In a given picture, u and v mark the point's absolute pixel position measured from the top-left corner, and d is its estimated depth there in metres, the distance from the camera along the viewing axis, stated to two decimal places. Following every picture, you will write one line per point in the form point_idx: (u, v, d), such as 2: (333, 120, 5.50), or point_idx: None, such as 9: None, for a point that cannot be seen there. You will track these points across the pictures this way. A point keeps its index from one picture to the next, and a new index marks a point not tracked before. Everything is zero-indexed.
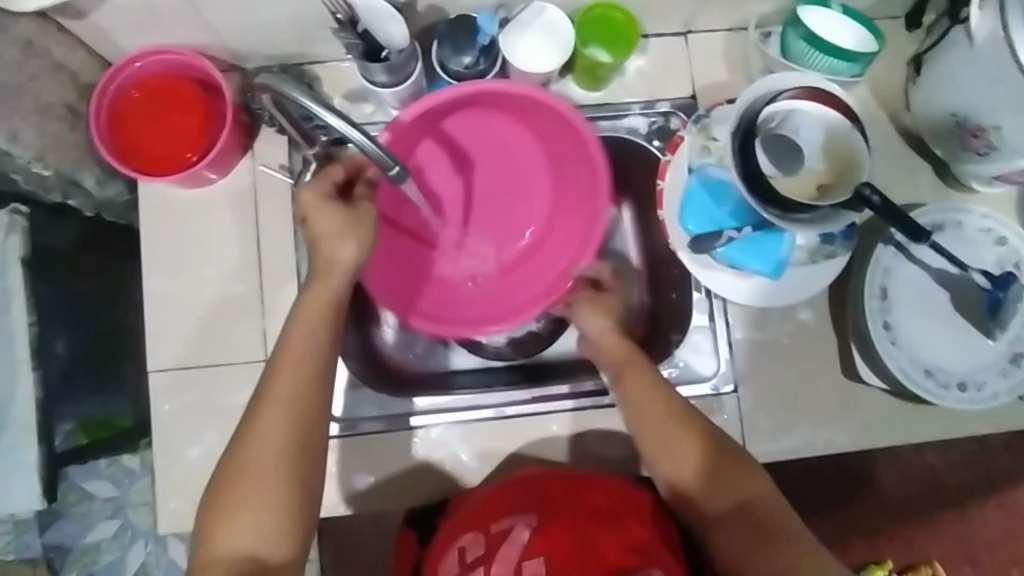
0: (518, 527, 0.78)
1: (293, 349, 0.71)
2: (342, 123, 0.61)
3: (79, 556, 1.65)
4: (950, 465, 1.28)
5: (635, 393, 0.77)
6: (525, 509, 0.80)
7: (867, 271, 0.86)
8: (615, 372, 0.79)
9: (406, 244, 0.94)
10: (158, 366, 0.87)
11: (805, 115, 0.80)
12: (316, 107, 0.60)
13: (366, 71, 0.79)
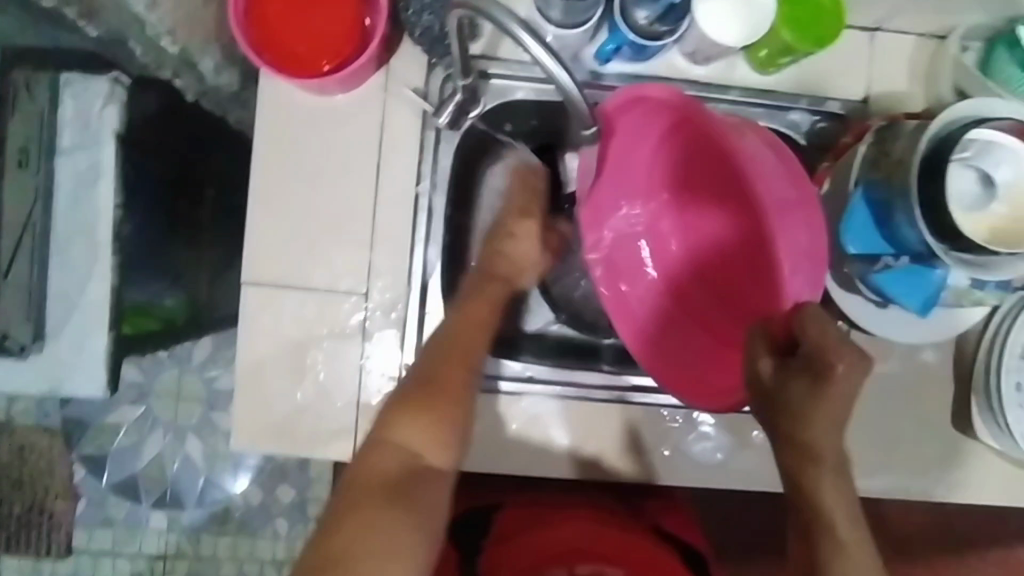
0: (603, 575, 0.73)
1: (454, 334, 0.69)
2: (555, 61, 0.60)
3: (96, 434, 1.64)
4: (963, 511, 1.32)
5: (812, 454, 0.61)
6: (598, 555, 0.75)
7: (1013, 327, 0.81)
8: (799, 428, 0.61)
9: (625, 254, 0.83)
10: (253, 278, 0.82)
11: (1006, 151, 0.74)
12: (528, 38, 0.59)
13: (543, 2, 0.78)
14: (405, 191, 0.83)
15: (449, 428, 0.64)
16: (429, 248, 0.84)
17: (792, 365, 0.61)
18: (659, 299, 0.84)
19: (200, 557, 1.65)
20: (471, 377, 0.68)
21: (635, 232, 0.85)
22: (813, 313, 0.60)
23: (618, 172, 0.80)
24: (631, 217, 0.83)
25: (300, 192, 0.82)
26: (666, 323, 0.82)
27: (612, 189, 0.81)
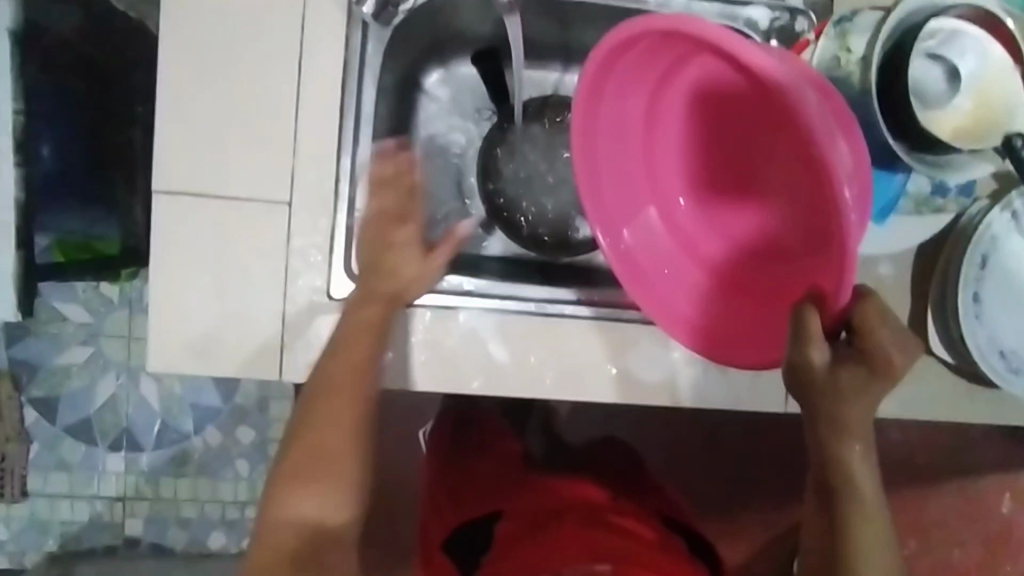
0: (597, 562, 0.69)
1: (332, 367, 0.72)
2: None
3: (46, 376, 1.58)
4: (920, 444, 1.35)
5: (850, 424, 0.67)
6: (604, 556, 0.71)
7: (973, 238, 0.77)
8: (833, 406, 0.67)
9: (629, 199, 0.79)
10: (166, 185, 0.75)
11: (972, 40, 0.69)
12: None
13: None
14: (333, 90, 0.76)
15: (351, 411, 0.73)
16: (359, 155, 0.78)
17: (845, 353, 0.67)
18: (678, 244, 0.79)
19: (161, 499, 1.63)
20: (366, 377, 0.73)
21: (640, 181, 0.79)
22: (873, 303, 0.65)
23: (610, 130, 0.76)
24: (635, 174, 0.79)
25: (215, 89, 0.74)
26: (689, 272, 0.78)
27: (603, 146, 0.76)
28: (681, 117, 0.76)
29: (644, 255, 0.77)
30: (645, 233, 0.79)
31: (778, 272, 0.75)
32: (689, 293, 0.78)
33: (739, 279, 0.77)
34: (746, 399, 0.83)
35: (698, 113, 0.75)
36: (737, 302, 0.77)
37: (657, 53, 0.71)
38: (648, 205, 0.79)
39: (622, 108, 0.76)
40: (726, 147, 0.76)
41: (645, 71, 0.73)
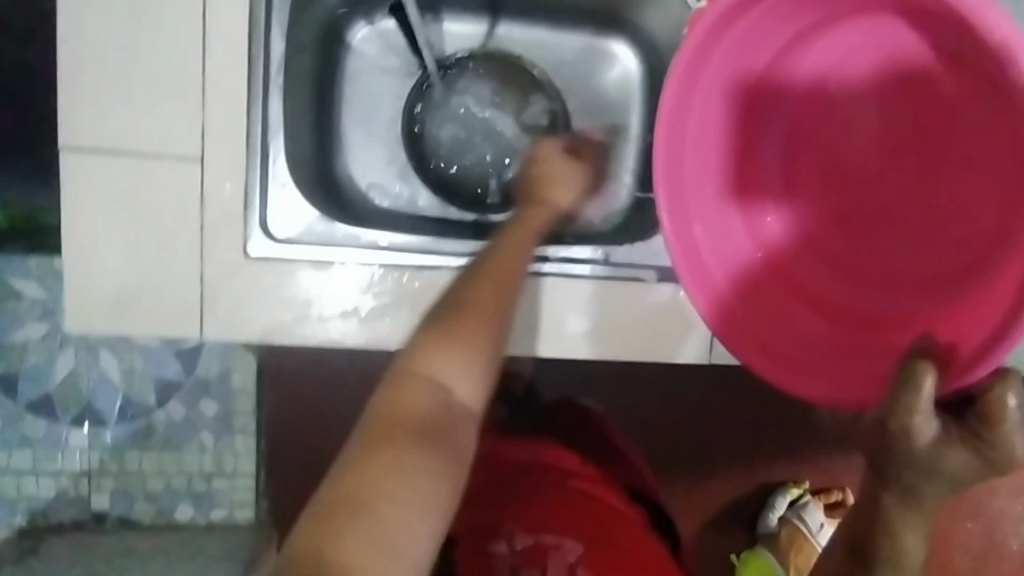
0: (563, 549, 0.72)
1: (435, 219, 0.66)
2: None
3: (5, 353, 1.58)
4: None
5: (928, 503, 0.52)
6: (571, 534, 0.74)
7: None
8: (910, 487, 0.52)
9: (709, 189, 0.68)
10: (72, 142, 0.74)
11: None
12: None
13: None
14: (240, 40, 0.75)
15: (479, 337, 0.57)
16: (270, 109, 0.77)
17: (957, 434, 0.52)
18: (754, 256, 0.69)
19: (126, 473, 1.62)
20: (509, 293, 0.61)
21: (724, 173, 0.69)
22: (1013, 387, 0.50)
23: (711, 97, 0.65)
24: (723, 163, 0.69)
25: (117, 42, 0.73)
26: (761, 289, 0.68)
27: (700, 114, 0.66)
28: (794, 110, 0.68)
29: (712, 264, 0.67)
30: (720, 234, 0.68)
31: (871, 305, 0.67)
32: (767, 312, 0.67)
33: (824, 304, 0.68)
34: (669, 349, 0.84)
35: (820, 109, 0.67)
36: (817, 331, 0.67)
37: (809, 7, 0.62)
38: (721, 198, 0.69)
39: (734, 73, 0.65)
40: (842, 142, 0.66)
41: (784, 26, 0.63)
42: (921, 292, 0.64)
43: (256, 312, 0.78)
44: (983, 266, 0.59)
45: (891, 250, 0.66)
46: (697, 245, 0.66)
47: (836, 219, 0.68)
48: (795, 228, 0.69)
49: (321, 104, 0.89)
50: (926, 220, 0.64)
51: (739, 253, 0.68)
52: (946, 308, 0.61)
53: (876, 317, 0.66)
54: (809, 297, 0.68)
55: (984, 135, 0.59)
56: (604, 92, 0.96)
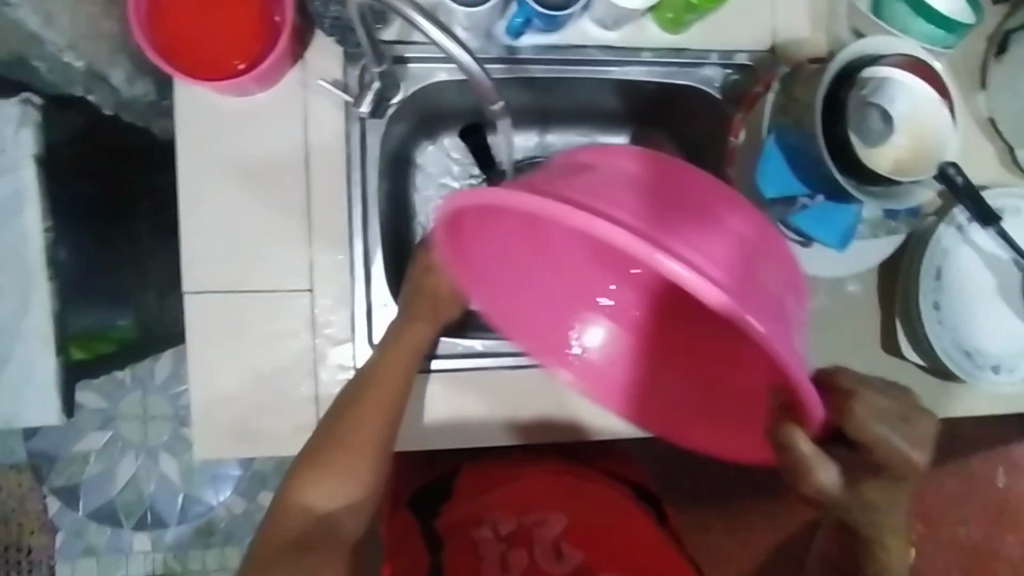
0: (550, 523, 0.90)
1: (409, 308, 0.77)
2: (456, 45, 0.61)
3: (67, 465, 1.59)
4: None
5: (886, 501, 0.63)
6: (554, 509, 0.91)
7: (927, 251, 0.86)
8: (854, 502, 0.63)
9: (559, 308, 0.73)
10: (198, 286, 0.82)
11: (902, 86, 0.77)
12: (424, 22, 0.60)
13: None
14: (340, 182, 0.83)
15: (370, 436, 0.75)
16: (368, 239, 0.85)
17: (843, 458, 0.63)
18: (623, 340, 0.74)
19: (189, 573, 1.62)
20: (415, 362, 0.77)
21: (563, 307, 0.73)
22: (864, 393, 0.61)
23: (491, 270, 0.68)
24: (562, 292, 0.72)
25: (234, 195, 0.82)
26: (656, 369, 0.73)
27: (512, 282, 0.70)
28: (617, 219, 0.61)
29: (607, 369, 0.73)
30: (601, 342, 0.73)
31: (719, 348, 0.69)
32: (661, 396, 0.72)
33: (691, 351, 0.71)
34: None
35: (588, 228, 0.67)
36: (694, 377, 0.71)
37: (492, 218, 0.64)
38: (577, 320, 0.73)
39: (508, 246, 0.67)
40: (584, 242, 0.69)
41: (467, 237, 0.64)
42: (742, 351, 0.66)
43: None
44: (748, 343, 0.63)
45: (664, 309, 0.73)
46: (586, 360, 0.73)
47: (668, 294, 0.73)
48: (631, 284, 0.73)
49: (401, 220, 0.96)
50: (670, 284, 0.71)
51: (613, 350, 0.73)
52: (745, 349, 0.65)
53: (753, 382, 0.66)
54: (686, 351, 0.72)
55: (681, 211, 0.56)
56: None
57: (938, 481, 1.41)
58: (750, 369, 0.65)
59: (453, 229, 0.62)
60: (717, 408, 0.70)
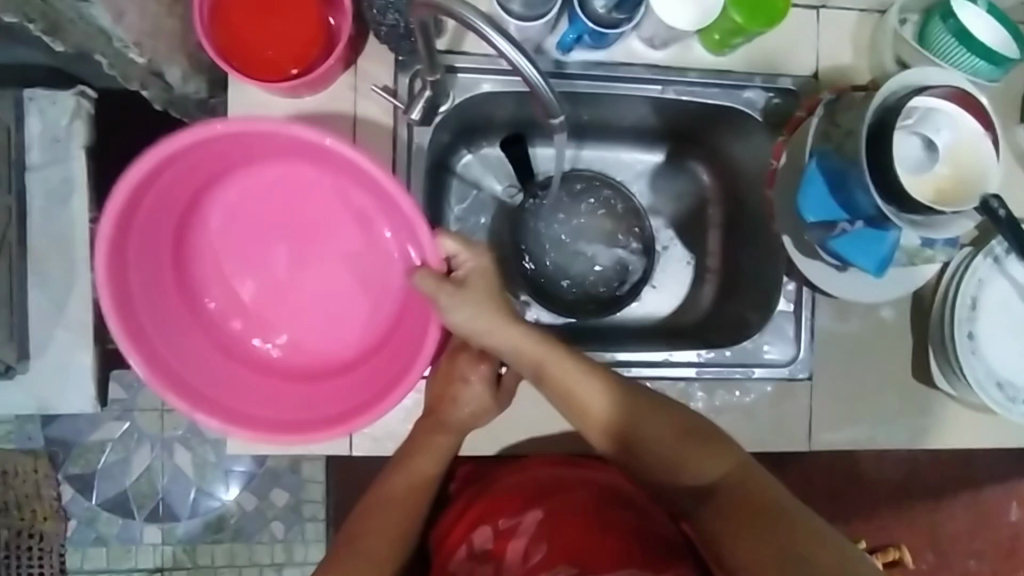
0: (526, 521, 0.80)
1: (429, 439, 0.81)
2: (522, 57, 0.62)
3: (82, 454, 1.59)
4: (932, 460, 1.38)
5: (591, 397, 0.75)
6: (534, 506, 0.82)
7: (962, 281, 0.87)
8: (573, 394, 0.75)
9: (303, 405, 0.80)
10: (241, 283, 0.83)
11: (947, 116, 0.78)
12: (490, 32, 0.60)
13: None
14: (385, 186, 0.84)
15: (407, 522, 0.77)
16: None
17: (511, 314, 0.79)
18: (261, 381, 0.81)
19: (197, 568, 1.61)
20: (439, 463, 0.80)
21: (155, 304, 0.78)
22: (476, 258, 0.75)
23: (142, 253, 0.75)
24: (158, 278, 0.78)
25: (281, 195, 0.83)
26: (315, 398, 0.81)
27: (134, 267, 0.75)
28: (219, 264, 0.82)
29: (275, 419, 0.77)
30: (208, 387, 0.78)
31: (317, 390, 0.82)
32: (332, 394, 0.81)
33: (347, 376, 0.82)
34: (776, 442, 0.90)
35: (198, 211, 0.81)
36: (295, 388, 0.82)
37: (175, 193, 0.76)
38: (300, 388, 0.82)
39: (152, 217, 0.75)
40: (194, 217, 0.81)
41: (247, 237, 0.82)
42: (361, 352, 0.83)
43: (397, 426, 0.85)
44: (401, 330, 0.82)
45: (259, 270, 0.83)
46: (232, 416, 0.76)
47: (226, 255, 0.82)
48: (223, 263, 0.82)
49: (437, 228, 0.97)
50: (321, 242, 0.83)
51: (315, 411, 0.79)
52: (368, 361, 0.82)
53: (353, 383, 0.81)
54: (326, 390, 0.82)
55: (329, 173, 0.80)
56: (685, 201, 1.06)
57: (951, 511, 1.39)
58: (388, 362, 0.80)
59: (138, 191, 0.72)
60: (311, 401, 0.81)
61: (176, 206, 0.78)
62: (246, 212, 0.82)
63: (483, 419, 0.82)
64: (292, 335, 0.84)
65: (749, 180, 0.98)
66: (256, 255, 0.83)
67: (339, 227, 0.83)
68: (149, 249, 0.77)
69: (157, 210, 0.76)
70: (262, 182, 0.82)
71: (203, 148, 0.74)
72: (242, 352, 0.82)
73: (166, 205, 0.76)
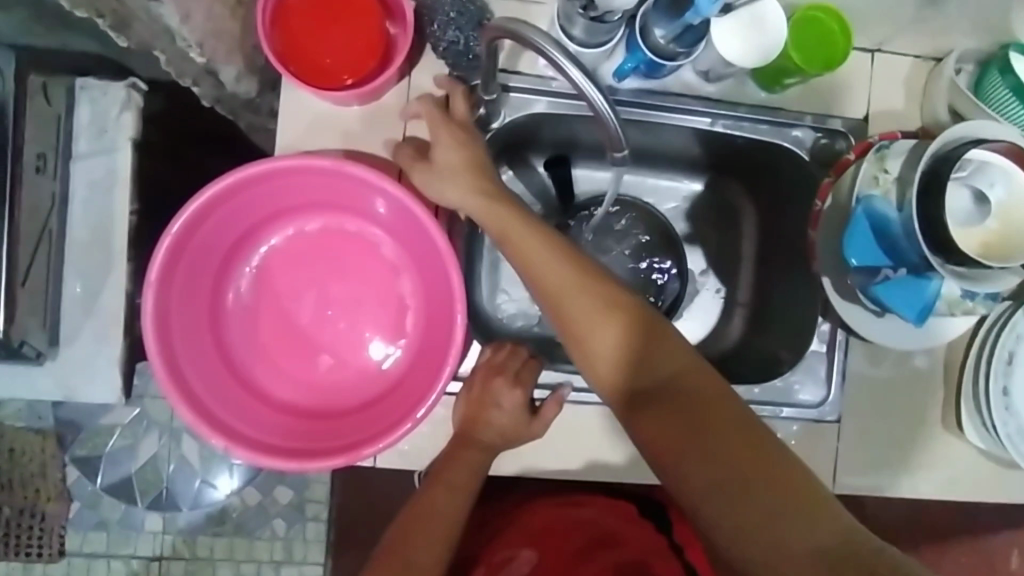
0: (517, 561, 0.92)
1: (459, 457, 0.81)
2: (594, 90, 0.63)
3: (90, 437, 1.57)
4: (940, 505, 1.37)
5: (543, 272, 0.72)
6: (527, 548, 0.94)
7: (999, 334, 0.86)
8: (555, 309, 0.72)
9: (318, 435, 0.78)
10: (281, 287, 0.83)
11: (1000, 172, 0.77)
12: (563, 60, 0.61)
13: (566, 21, 0.79)
14: (430, 200, 0.84)
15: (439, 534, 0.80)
16: None
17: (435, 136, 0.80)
18: (281, 419, 0.79)
19: (195, 559, 1.61)
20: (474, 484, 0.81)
21: (189, 323, 0.76)
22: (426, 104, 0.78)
23: (185, 279, 0.75)
24: (198, 304, 0.78)
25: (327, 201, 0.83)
26: (324, 432, 0.79)
27: (178, 291, 0.75)
28: (253, 303, 0.82)
29: (293, 447, 0.75)
30: (230, 413, 0.76)
31: (336, 423, 0.80)
32: (344, 432, 0.79)
33: (361, 413, 0.81)
34: None
35: (247, 243, 0.81)
36: (316, 426, 0.80)
37: (228, 226, 0.77)
38: (325, 427, 0.80)
39: (203, 245, 0.76)
40: (242, 248, 0.81)
41: (295, 266, 0.83)
42: (378, 393, 0.82)
43: (423, 441, 0.85)
44: (415, 374, 0.80)
45: (298, 309, 0.82)
46: (245, 440, 0.73)
47: (265, 290, 0.83)
48: (262, 298, 0.82)
49: (475, 245, 0.97)
50: (357, 282, 0.83)
51: (324, 442, 0.76)
52: (387, 400, 0.81)
53: (368, 419, 0.80)
54: (338, 428, 0.79)
55: (377, 212, 0.80)
56: (721, 232, 1.06)
57: (956, 558, 1.38)
58: (405, 402, 0.79)
59: (199, 216, 0.72)
60: (331, 435, 0.79)
61: (226, 238, 0.78)
62: (293, 250, 0.83)
63: (515, 441, 0.83)
64: (319, 378, 0.82)
65: (787, 217, 0.98)
66: (289, 294, 0.83)
67: (376, 275, 0.83)
68: (194, 281, 0.77)
69: (209, 242, 0.76)
70: (304, 228, 0.83)
71: (261, 188, 0.75)
72: (267, 393, 0.81)
73: (220, 235, 0.77)
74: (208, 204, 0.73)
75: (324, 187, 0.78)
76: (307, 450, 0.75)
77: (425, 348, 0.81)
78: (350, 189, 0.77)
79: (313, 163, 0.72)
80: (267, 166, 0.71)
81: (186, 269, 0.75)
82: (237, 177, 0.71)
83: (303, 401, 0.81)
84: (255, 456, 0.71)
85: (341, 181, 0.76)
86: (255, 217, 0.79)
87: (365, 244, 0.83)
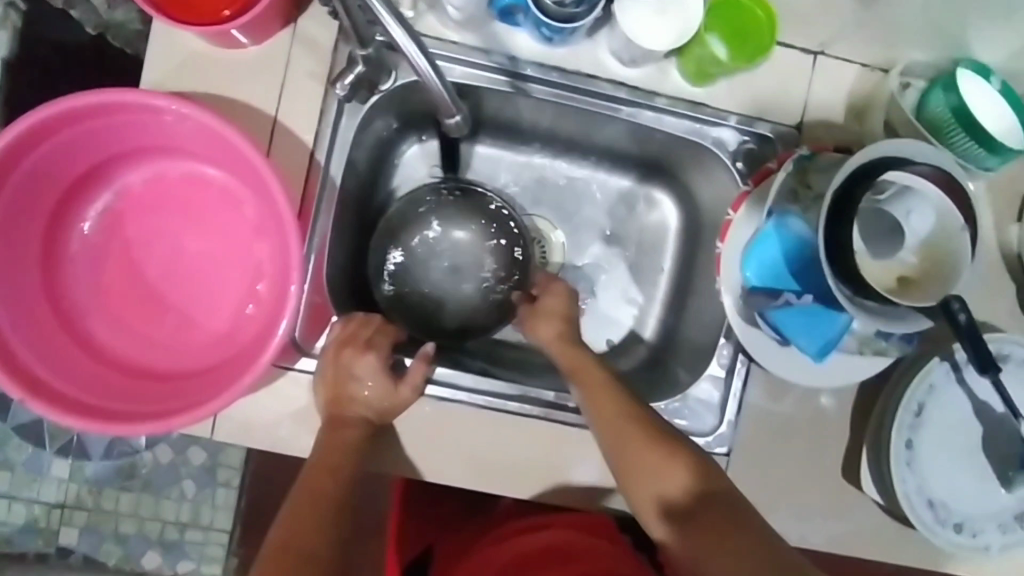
0: None
1: (338, 432, 0.74)
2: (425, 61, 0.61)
3: None
4: None
5: (597, 408, 0.74)
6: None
7: (912, 381, 0.78)
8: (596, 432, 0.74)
9: (141, 396, 0.71)
10: (128, 233, 0.76)
11: (923, 198, 0.69)
12: (386, 16, 0.57)
13: None
14: (300, 158, 0.76)
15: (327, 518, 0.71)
16: (318, 221, 0.78)
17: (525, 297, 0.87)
18: (102, 374, 0.73)
19: None
20: (353, 466, 0.73)
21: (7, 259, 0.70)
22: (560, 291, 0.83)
23: (8, 209, 0.69)
24: (25, 240, 0.72)
25: None
26: (149, 394, 0.72)
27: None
28: (96, 247, 0.75)
29: (100, 407, 0.68)
30: (42, 363, 0.70)
31: (164, 388, 0.73)
32: (168, 395, 0.72)
33: (195, 378, 0.74)
34: None
35: (99, 183, 0.75)
36: (141, 387, 0.73)
37: (66, 159, 0.71)
38: (153, 389, 0.73)
39: (33, 176, 0.70)
40: (91, 185, 0.75)
41: (146, 212, 0.76)
42: (214, 359, 0.75)
43: (266, 417, 0.77)
44: (254, 342, 0.73)
45: (141, 260, 0.76)
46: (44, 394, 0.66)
47: (111, 235, 0.76)
48: (104, 243, 0.76)
49: (368, 218, 0.89)
50: (212, 237, 0.76)
51: (138, 406, 0.69)
52: (221, 368, 0.74)
53: (197, 386, 0.72)
54: (165, 392, 0.73)
55: (229, 162, 0.73)
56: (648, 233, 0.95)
57: None
58: (233, 372, 0.71)
59: (25, 143, 0.66)
60: (152, 397, 0.72)
61: (64, 172, 0.72)
62: (146, 195, 0.76)
63: (381, 424, 0.77)
64: (160, 338, 0.75)
65: (709, 226, 0.90)
66: (137, 240, 0.76)
67: (235, 235, 0.76)
68: (22, 215, 0.71)
69: (42, 173, 0.70)
70: (163, 172, 0.76)
71: (106, 121, 0.69)
72: (97, 344, 0.74)
73: (57, 167, 0.71)
74: (37, 133, 0.66)
75: (175, 130, 0.71)
76: (116, 410, 0.68)
77: (268, 316, 0.74)
78: (201, 133, 0.70)
79: (150, 100, 0.66)
80: (98, 96, 0.65)
81: (10, 199, 0.69)
82: (66, 104, 0.65)
83: (134, 358, 0.75)
84: (52, 409, 0.65)
85: (187, 121, 0.69)
86: (103, 153, 0.73)
87: (223, 196, 0.76)
